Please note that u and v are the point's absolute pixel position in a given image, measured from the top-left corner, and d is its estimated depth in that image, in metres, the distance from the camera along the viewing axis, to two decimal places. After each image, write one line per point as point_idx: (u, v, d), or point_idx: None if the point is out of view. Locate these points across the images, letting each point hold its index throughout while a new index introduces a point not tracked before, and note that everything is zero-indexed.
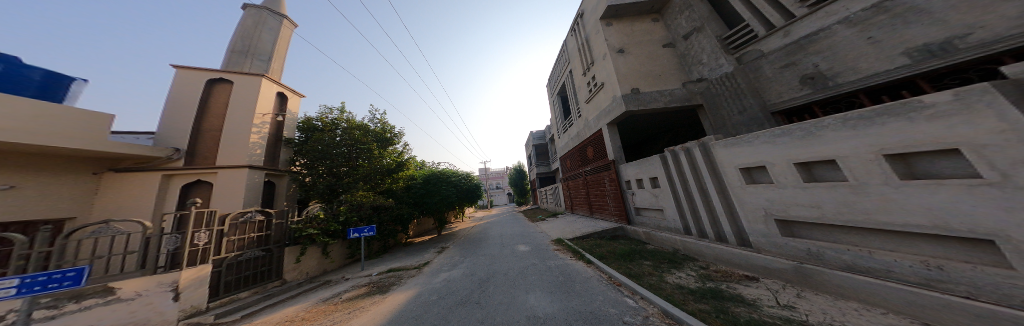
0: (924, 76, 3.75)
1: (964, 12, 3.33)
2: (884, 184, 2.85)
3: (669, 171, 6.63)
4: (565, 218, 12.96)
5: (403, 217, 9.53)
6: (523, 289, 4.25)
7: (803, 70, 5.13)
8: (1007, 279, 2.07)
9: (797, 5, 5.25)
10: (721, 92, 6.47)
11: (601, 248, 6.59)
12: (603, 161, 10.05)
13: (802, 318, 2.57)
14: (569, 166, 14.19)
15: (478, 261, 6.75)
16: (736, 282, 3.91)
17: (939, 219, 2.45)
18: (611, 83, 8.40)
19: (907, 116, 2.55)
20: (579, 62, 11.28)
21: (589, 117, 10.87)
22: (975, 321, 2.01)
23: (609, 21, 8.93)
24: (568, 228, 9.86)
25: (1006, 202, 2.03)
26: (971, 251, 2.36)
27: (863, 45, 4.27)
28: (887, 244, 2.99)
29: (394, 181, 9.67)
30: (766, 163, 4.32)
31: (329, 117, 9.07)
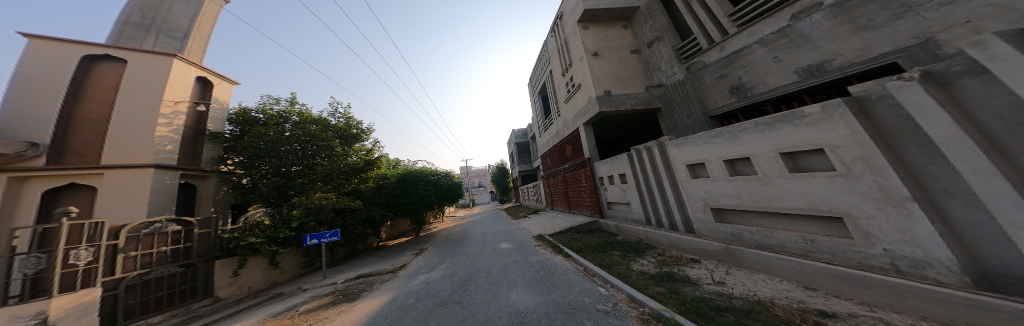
0: (809, 90, 4.74)
1: (833, 42, 4.26)
2: (780, 177, 3.55)
3: (634, 168, 7.29)
4: (545, 214, 13.35)
5: (372, 220, 8.71)
6: (504, 287, 4.28)
7: (731, 81, 5.97)
8: (850, 246, 2.85)
9: (729, 24, 6.00)
10: (675, 97, 7.36)
11: (578, 242, 6.99)
12: (580, 159, 10.58)
13: (729, 292, 3.10)
14: (549, 163, 14.63)
15: (461, 261, 6.57)
16: (684, 265, 4.53)
17: (813, 202, 3.18)
18: (587, 84, 8.83)
19: (794, 122, 3.23)
20: (558, 63, 11.65)
21: (568, 117, 11.24)
22: (833, 279, 2.71)
23: (586, 25, 9.27)
24: (548, 225, 10.21)
25: (850, 188, 2.74)
26: (830, 227, 3.13)
27: (771, 63, 5.18)
28: (782, 224, 3.75)
29: (362, 181, 8.79)
30: (705, 161, 4.91)
31: (275, 109, 7.87)
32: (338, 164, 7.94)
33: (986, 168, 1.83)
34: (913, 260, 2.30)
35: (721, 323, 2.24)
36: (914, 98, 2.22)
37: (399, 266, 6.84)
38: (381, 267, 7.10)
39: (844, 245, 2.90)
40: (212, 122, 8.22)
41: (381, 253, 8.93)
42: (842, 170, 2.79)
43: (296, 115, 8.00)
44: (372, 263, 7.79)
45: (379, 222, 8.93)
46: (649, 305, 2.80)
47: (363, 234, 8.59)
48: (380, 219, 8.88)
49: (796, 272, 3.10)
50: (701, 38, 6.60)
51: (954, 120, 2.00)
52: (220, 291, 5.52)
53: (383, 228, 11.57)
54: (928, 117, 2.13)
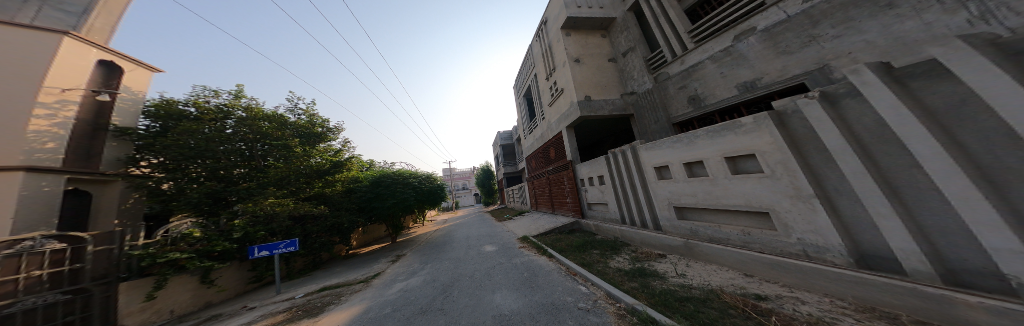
0: (749, 102, 5.24)
1: (765, 60, 4.77)
2: (725, 177, 3.95)
3: (612, 171, 7.25)
4: (529, 216, 12.97)
5: (339, 227, 7.99)
6: (487, 291, 4.01)
7: (689, 92, 6.23)
8: (771, 235, 3.37)
9: (688, 40, 6.29)
10: (644, 104, 7.56)
11: (560, 242, 6.91)
12: (562, 161, 10.24)
13: (691, 283, 3.36)
14: (533, 165, 14.20)
15: (441, 265, 6.12)
16: (653, 260, 4.75)
17: (748, 200, 3.64)
18: (570, 89, 8.66)
19: (733, 131, 3.69)
20: (541, 66, 11.41)
21: (551, 121, 10.92)
22: (765, 266, 3.14)
23: (568, 31, 9.09)
24: (532, 226, 9.97)
25: (773, 188, 3.21)
26: (759, 220, 3.61)
27: (718, 78, 5.62)
28: (725, 218, 4.20)
29: (326, 183, 8.14)
30: (669, 163, 5.10)
31: (211, 101, 6.52)
32: (297, 166, 7.18)
33: (864, 172, 2.27)
34: (816, 246, 2.81)
35: (687, 314, 2.39)
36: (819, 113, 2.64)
37: (370, 276, 5.97)
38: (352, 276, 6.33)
39: (769, 236, 3.40)
40: (116, 113, 6.91)
41: (351, 262, 8.12)
42: (770, 172, 3.22)
43: (243, 109, 6.87)
44: (339, 272, 7.03)
45: (347, 229, 8.11)
46: (624, 301, 2.88)
47: (327, 242, 7.70)
48: (349, 225, 8.13)
49: (740, 262, 3.50)
50: (667, 51, 6.87)
51: (845, 132, 2.44)
52: (127, 319, 4.32)
53: (353, 235, 10.54)
54: (826, 129, 2.57)
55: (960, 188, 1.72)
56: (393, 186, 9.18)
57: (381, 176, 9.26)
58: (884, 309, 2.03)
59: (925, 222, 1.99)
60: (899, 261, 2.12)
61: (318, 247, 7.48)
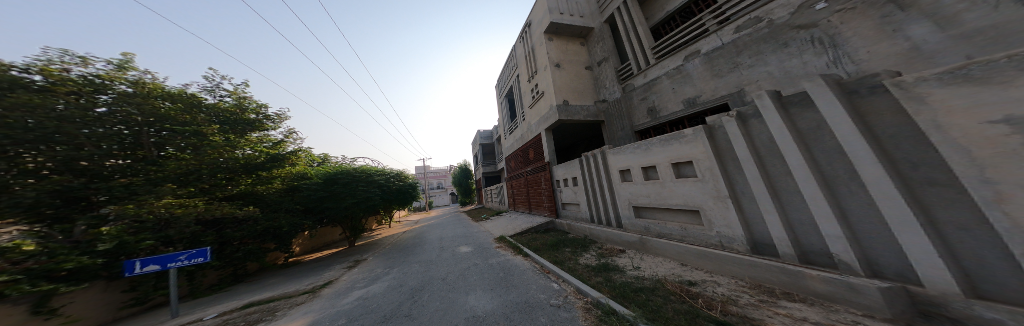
0: (692, 115, 5.68)
1: (703, 79, 5.29)
2: (668, 180, 4.29)
3: (585, 172, 6.96)
4: (507, 216, 12.26)
5: (275, 231, 6.10)
6: (461, 293, 3.55)
7: (648, 104, 6.57)
8: (695, 228, 3.95)
9: (650, 56, 6.57)
10: (613, 112, 7.85)
11: (536, 241, 6.58)
12: (540, 163, 9.75)
13: (646, 276, 3.58)
14: (512, 166, 13.57)
15: (406, 266, 5.36)
16: (615, 255, 4.86)
17: (684, 199, 4.02)
18: (549, 93, 8.54)
19: (676, 140, 4.00)
20: (525, 68, 11.03)
21: (530, 122, 10.64)
22: (693, 255, 3.63)
23: (551, 36, 8.96)
24: (510, 225, 9.32)
25: (703, 190, 3.66)
26: (687, 217, 4.12)
27: (669, 92, 6.00)
28: (666, 215, 4.61)
29: (260, 180, 5.94)
30: (629, 167, 5.20)
31: (76, 66, 3.91)
32: (217, 158, 4.93)
33: (760, 178, 2.78)
34: (726, 237, 3.41)
35: (641, 302, 2.59)
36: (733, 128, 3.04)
37: (321, 284, 4.83)
38: (297, 280, 5.41)
39: (695, 230, 3.94)
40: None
41: (297, 267, 7.09)
42: (702, 177, 3.65)
43: (133, 83, 4.33)
44: (282, 277, 6.01)
45: (287, 234, 6.29)
46: (591, 295, 2.94)
47: (258, 249, 5.92)
48: (292, 228, 6.36)
49: (678, 253, 3.91)
50: (635, 64, 7.05)
51: (750, 144, 2.88)
52: None
53: (295, 240, 8.80)
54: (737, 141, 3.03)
55: (812, 191, 2.26)
56: (354, 184, 7.79)
57: (337, 173, 7.69)
58: (767, 285, 2.58)
59: (795, 217, 2.55)
60: (779, 247, 2.67)
61: (241, 257, 5.63)
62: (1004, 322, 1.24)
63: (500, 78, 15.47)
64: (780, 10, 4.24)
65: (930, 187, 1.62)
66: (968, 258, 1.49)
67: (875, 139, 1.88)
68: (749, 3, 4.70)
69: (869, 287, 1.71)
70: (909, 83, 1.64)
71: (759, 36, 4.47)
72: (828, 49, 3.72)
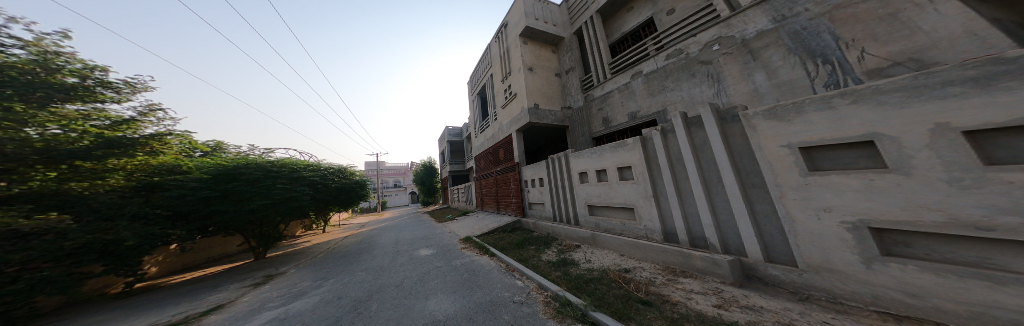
0: (633, 127, 6.60)
1: (643, 97, 6.14)
2: (612, 182, 4.68)
3: (550, 174, 6.86)
4: (474, 215, 11.88)
5: (107, 248, 3.54)
6: (419, 299, 3.13)
7: (603, 114, 7.37)
8: (625, 222, 4.49)
9: (608, 71, 7.37)
10: (575, 119, 8.51)
11: (503, 240, 6.29)
12: (509, 163, 9.83)
13: (594, 267, 3.75)
14: (481, 165, 13.42)
15: (347, 277, 4.56)
16: (571, 250, 4.90)
17: (622, 197, 4.46)
18: (521, 95, 8.73)
19: (619, 147, 4.41)
20: (499, 68, 11.05)
21: (502, 121, 10.65)
22: (625, 245, 4.11)
23: (526, 40, 9.19)
24: (475, 226, 8.88)
25: (638, 191, 4.11)
26: (623, 213, 4.61)
27: (619, 104, 6.83)
28: (609, 214, 4.95)
29: (80, 173, 3.44)
30: (586, 170, 5.38)
31: None
32: None
33: (671, 180, 3.43)
34: (647, 230, 4.04)
35: (590, 291, 2.80)
36: (654, 140, 3.70)
37: (202, 312, 3.30)
38: (193, 291, 4.35)
39: (627, 224, 4.45)
40: None
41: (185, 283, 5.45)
42: (636, 180, 4.12)
43: None
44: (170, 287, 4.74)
45: (126, 252, 3.73)
46: (549, 288, 3.00)
47: (70, 275, 3.21)
48: (145, 240, 3.89)
49: (618, 245, 4.27)
50: (596, 77, 7.83)
51: (665, 153, 3.51)
52: None
53: (149, 257, 5.20)
54: (657, 149, 3.64)
55: (700, 192, 2.92)
56: (268, 183, 5.56)
57: (245, 166, 5.37)
58: (673, 267, 3.20)
59: (689, 211, 3.31)
60: (680, 235, 3.40)
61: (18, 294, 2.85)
62: (780, 276, 2.22)
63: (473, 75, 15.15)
64: (690, 47, 5.27)
65: (754, 188, 2.45)
66: (770, 239, 2.36)
67: (734, 154, 2.59)
68: (678, 36, 5.68)
69: (723, 261, 2.52)
70: (747, 116, 2.34)
71: (678, 65, 5.43)
72: (716, 82, 4.81)
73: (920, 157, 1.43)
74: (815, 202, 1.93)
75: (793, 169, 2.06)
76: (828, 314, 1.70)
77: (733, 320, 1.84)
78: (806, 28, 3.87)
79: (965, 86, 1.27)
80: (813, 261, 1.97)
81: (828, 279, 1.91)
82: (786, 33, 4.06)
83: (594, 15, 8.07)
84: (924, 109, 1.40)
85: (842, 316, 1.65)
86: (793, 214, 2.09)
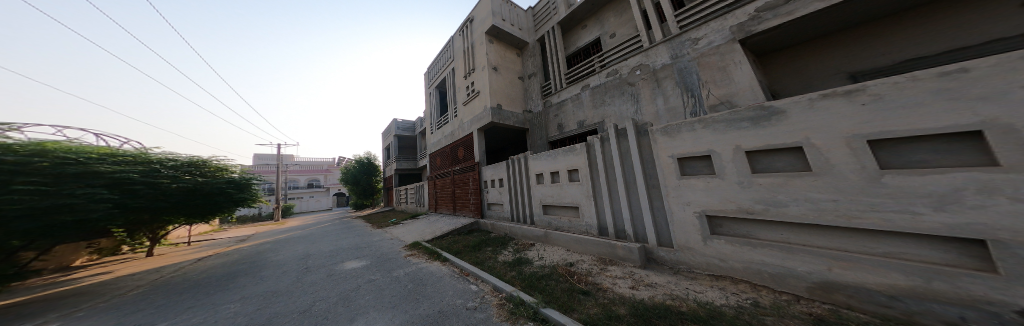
0: (580, 134, 7.35)
1: (590, 108, 6.93)
2: (562, 183, 5.07)
3: (509, 175, 7.01)
4: (425, 218, 10.98)
5: None
6: (342, 320, 2.65)
7: (559, 120, 7.98)
8: (570, 220, 4.92)
9: (564, 81, 8.04)
10: (534, 123, 8.94)
11: (457, 244, 6.07)
12: (468, 163, 9.56)
13: (543, 264, 4.03)
14: (437, 164, 12.56)
15: (228, 297, 3.49)
16: (527, 249, 5.09)
17: (569, 197, 4.88)
18: (484, 93, 8.67)
19: (569, 151, 4.85)
20: (462, 63, 10.67)
21: (463, 119, 10.32)
22: (570, 241, 4.50)
23: (492, 38, 9.20)
24: (425, 230, 8.20)
25: (581, 192, 4.57)
26: (569, 212, 5.04)
27: (572, 111, 7.48)
28: (559, 214, 5.32)
29: None
30: (542, 172, 5.69)
31: None
32: None
33: (606, 182, 3.97)
34: (586, 227, 4.54)
35: (541, 289, 2.98)
36: (595, 146, 4.23)
37: None
38: None
39: (571, 222, 4.89)
40: None
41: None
42: (582, 181, 4.56)
43: None
44: None
45: None
46: (503, 290, 3.02)
47: None
48: None
49: (566, 241, 4.65)
50: (555, 84, 8.39)
51: (602, 158, 4.06)
52: None
53: None
54: (597, 155, 4.17)
55: (624, 193, 3.52)
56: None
57: None
58: (605, 257, 3.70)
59: (616, 209, 3.91)
60: (609, 229, 3.98)
61: None
62: (665, 256, 2.93)
63: (433, 66, 14.13)
64: (623, 69, 6.22)
65: (653, 189, 3.10)
66: (662, 230, 3.03)
67: (643, 162, 3.22)
68: (617, 57, 6.62)
69: (633, 248, 3.14)
70: (651, 132, 3.02)
71: (615, 83, 6.35)
72: (639, 100, 5.80)
73: (730, 167, 2.36)
74: (684, 198, 2.71)
75: (673, 175, 2.82)
76: (689, 282, 2.35)
77: (640, 298, 2.27)
78: (686, 68, 5.06)
79: (749, 123, 2.25)
80: (681, 243, 2.75)
81: (689, 254, 2.70)
82: (676, 69, 5.22)
83: (556, 26, 8.70)
84: (734, 136, 2.35)
85: (696, 282, 2.34)
86: (672, 208, 2.84)
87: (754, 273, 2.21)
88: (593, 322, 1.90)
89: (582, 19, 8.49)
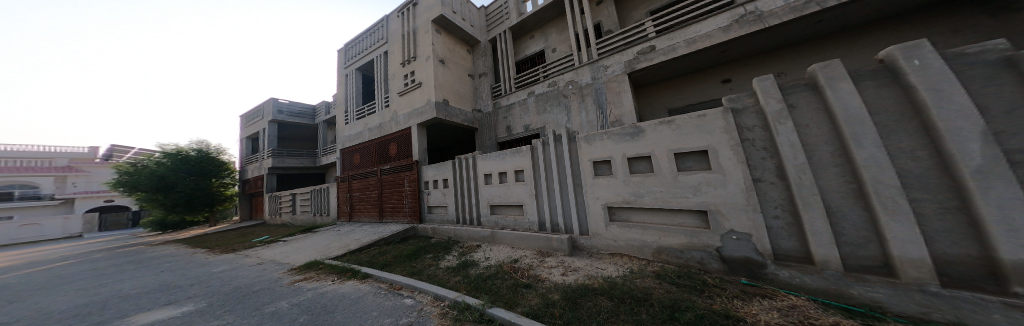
0: (526, 137, 7.87)
1: (535, 113, 7.51)
2: (509, 184, 5.28)
3: (455, 175, 6.77)
4: (330, 230, 8.68)
5: None
6: None
7: (506, 123, 8.28)
8: (515, 219, 5.19)
9: (514, 86, 8.41)
10: (484, 123, 8.94)
11: (385, 256, 5.25)
12: (405, 161, 8.56)
13: (485, 264, 4.15)
14: (360, 163, 10.50)
15: None
16: (473, 250, 5.02)
17: (516, 197, 5.11)
18: (427, 86, 8.03)
19: (515, 152, 5.11)
20: (400, 48, 9.49)
21: (398, 111, 9.16)
22: (513, 238, 4.77)
23: (439, 28, 8.61)
24: (331, 244, 6.47)
25: (524, 191, 4.91)
26: (514, 211, 5.31)
27: (523, 114, 7.82)
28: (507, 215, 5.44)
29: None
30: (490, 172, 5.74)
31: None
32: None
33: (545, 182, 4.45)
34: (524, 224, 4.94)
35: (486, 289, 3.01)
36: (538, 149, 4.58)
37: None
38: None
39: (516, 220, 5.16)
40: None
41: None
42: (526, 181, 4.85)
43: None
44: None
45: None
46: (447, 298, 2.85)
47: None
48: None
49: (511, 239, 4.86)
50: (505, 87, 8.66)
51: (543, 159, 4.47)
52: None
53: None
54: (540, 156, 4.52)
55: (558, 192, 3.97)
56: None
57: None
58: (543, 249, 4.08)
59: (550, 205, 4.48)
60: (547, 224, 4.41)
61: None
62: (582, 242, 3.59)
63: (358, 40, 11.63)
64: (560, 82, 7.03)
65: (577, 187, 3.71)
66: (583, 222, 3.64)
67: (572, 164, 3.79)
68: (558, 70, 7.44)
69: (561, 239, 3.64)
70: (575, 140, 3.71)
71: (554, 92, 7.12)
72: (573, 110, 6.66)
73: (619, 168, 3.19)
74: (595, 194, 3.43)
75: (588, 174, 3.52)
76: (603, 264, 2.94)
77: (568, 282, 2.64)
78: (599, 89, 6.21)
79: (627, 136, 3.14)
80: (595, 231, 3.42)
81: (596, 240, 3.42)
82: (593, 89, 6.31)
83: (507, 30, 8.99)
84: (620, 145, 3.19)
85: (605, 262, 3.00)
86: (588, 203, 3.53)
87: (626, 246, 3.10)
88: (535, 312, 2.05)
89: (531, 29, 9.10)
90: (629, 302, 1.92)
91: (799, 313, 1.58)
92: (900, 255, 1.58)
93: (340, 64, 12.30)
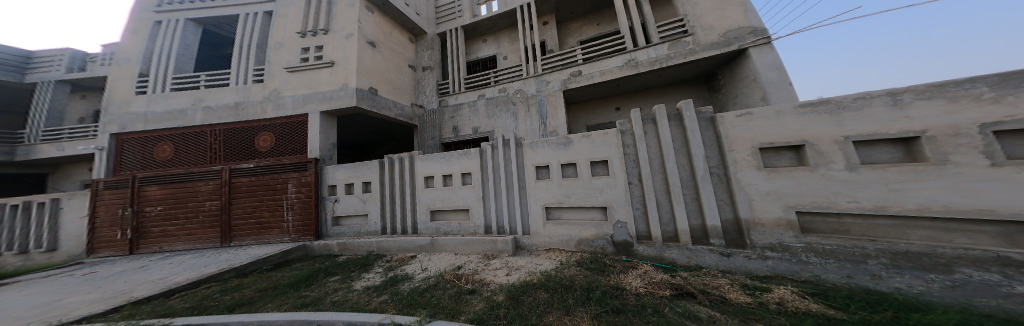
0: (474, 139, 7.75)
1: (483, 116, 7.53)
2: (455, 187, 5.00)
3: (385, 177, 5.85)
4: (88, 269, 4.75)
5: None
6: None
7: (453, 123, 7.94)
8: (458, 223, 4.99)
9: (462, 86, 8.18)
10: (427, 121, 8.24)
11: (240, 291, 3.25)
12: (296, 158, 6.37)
13: (420, 279, 3.65)
14: (173, 156, 6.48)
15: None
16: (403, 264, 4.41)
17: (462, 200, 4.90)
18: (345, 67, 6.61)
19: (462, 153, 4.96)
20: (297, 13, 7.32)
21: (284, 90, 6.78)
22: (456, 242, 4.56)
23: (371, 6, 7.42)
24: (105, 286, 3.41)
25: (468, 193, 4.81)
26: (458, 215, 5.08)
27: (472, 115, 7.67)
28: (451, 220, 5.11)
29: None
30: (433, 174, 5.29)
31: None
32: None
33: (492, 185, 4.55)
34: (467, 227, 4.87)
35: (423, 304, 2.72)
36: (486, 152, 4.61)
37: None
38: None
39: (461, 225, 4.94)
40: None
41: None
42: (473, 184, 4.75)
43: None
44: None
45: None
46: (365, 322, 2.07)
47: None
48: None
49: (453, 245, 4.61)
50: (453, 85, 8.30)
51: (492, 162, 4.54)
52: None
53: None
54: (489, 159, 4.52)
55: (507, 195, 4.09)
56: None
57: None
58: (489, 252, 4.07)
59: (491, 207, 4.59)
60: (494, 227, 4.42)
61: None
62: (523, 240, 3.85)
63: None
64: (510, 89, 7.34)
65: (522, 189, 3.96)
66: (526, 223, 3.88)
67: (517, 168, 4.00)
68: (508, 77, 7.77)
69: (506, 240, 3.77)
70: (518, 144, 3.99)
71: (502, 98, 7.38)
72: (519, 116, 7.07)
73: (552, 172, 3.60)
74: (535, 196, 3.74)
75: (530, 176, 3.82)
76: (541, 259, 3.23)
77: (511, 282, 2.75)
78: (541, 100, 6.86)
79: (556, 144, 3.60)
80: (536, 229, 3.72)
81: (532, 237, 3.78)
82: (536, 100, 6.94)
83: (458, 27, 8.69)
84: (550, 152, 3.65)
85: (544, 256, 3.32)
86: (532, 206, 3.80)
87: (557, 241, 3.53)
88: (480, 317, 2.01)
89: (483, 33, 9.18)
90: (562, 290, 2.20)
91: (646, 275, 2.31)
92: (681, 227, 2.73)
93: (146, 5, 7.81)
